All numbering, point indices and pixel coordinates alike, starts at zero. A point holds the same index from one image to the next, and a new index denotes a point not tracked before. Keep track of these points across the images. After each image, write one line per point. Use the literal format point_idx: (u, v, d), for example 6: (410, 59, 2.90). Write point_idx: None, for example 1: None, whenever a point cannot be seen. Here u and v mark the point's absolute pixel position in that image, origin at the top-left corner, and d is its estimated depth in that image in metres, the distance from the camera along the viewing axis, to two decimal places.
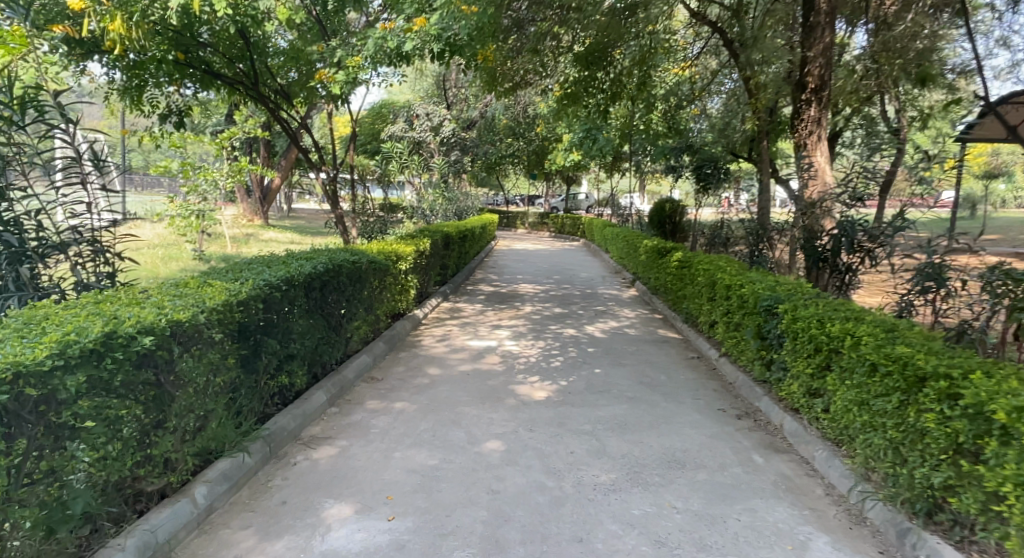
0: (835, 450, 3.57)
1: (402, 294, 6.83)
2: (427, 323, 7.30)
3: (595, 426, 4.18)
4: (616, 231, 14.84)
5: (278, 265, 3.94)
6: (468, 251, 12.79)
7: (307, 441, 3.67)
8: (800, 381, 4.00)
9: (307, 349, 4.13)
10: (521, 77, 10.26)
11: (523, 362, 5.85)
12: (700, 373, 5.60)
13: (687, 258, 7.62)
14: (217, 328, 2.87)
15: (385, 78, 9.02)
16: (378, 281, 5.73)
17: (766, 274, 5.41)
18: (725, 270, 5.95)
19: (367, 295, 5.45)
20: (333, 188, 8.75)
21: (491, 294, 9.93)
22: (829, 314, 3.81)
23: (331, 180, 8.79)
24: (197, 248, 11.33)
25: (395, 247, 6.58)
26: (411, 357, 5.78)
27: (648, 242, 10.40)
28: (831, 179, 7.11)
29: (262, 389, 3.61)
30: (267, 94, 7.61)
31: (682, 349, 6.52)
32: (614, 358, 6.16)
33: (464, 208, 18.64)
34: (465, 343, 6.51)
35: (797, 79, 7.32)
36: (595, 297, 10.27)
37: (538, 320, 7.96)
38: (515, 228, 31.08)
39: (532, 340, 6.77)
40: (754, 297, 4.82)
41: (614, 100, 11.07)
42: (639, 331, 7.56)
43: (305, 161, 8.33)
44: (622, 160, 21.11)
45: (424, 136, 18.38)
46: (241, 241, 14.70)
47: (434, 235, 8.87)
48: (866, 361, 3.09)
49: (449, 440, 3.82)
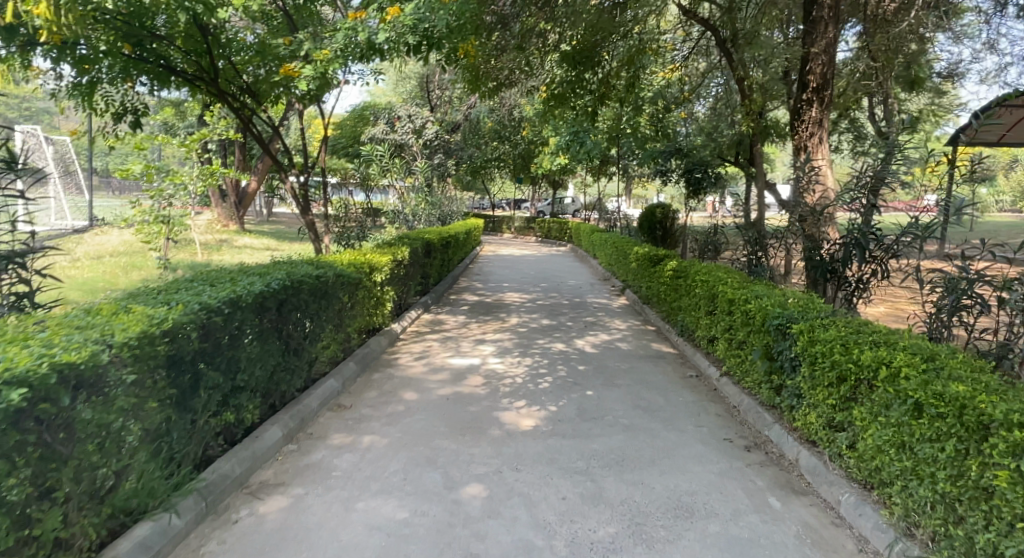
0: (864, 494, 3.12)
1: (377, 308, 6.30)
2: (405, 339, 6.78)
3: (588, 463, 3.69)
4: (605, 237, 14.45)
5: (223, 283, 3.41)
6: (452, 258, 12.27)
7: (254, 490, 3.13)
8: (819, 412, 3.57)
9: (261, 378, 3.61)
10: (505, 76, 9.78)
11: (508, 383, 5.35)
12: (702, 395, 5.14)
13: (682, 268, 7.18)
14: (131, 367, 2.36)
15: (363, 76, 8.50)
16: (348, 296, 5.21)
17: (771, 287, 4.99)
18: (726, 282, 5.52)
19: (336, 312, 4.93)
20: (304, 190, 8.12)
21: (475, 305, 9.43)
22: (855, 338, 3.37)
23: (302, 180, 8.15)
24: (163, 256, 10.69)
25: (368, 257, 6.06)
26: (385, 378, 5.25)
27: (639, 250, 9.95)
28: (832, 183, 6.74)
29: (201, 430, 3.08)
30: (230, 92, 7.04)
31: (679, 367, 6.06)
32: (607, 377, 5.69)
33: (448, 212, 18.13)
34: (446, 361, 6.00)
35: (797, 78, 6.95)
36: (584, 306, 9.82)
37: (524, 334, 7.47)
38: (501, 233, 30.61)
39: (518, 357, 6.28)
40: (762, 314, 4.37)
41: (603, 101, 10.58)
42: (632, 346, 7.09)
43: (274, 161, 7.75)
44: (609, 163, 20.73)
45: (406, 138, 17.85)
46: (214, 248, 14.03)
47: (413, 242, 8.36)
48: (909, 399, 2.65)
49: (422, 485, 3.31)
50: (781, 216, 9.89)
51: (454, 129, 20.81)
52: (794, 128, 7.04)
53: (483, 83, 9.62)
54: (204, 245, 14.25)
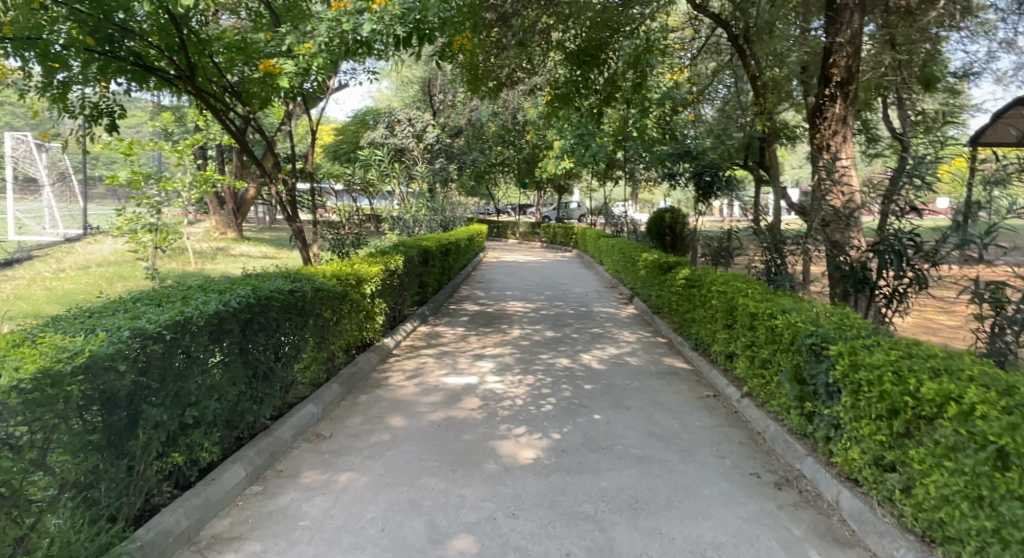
0: (925, 551, 2.61)
1: (368, 321, 5.84)
2: (398, 355, 6.32)
3: (596, 506, 3.21)
4: (612, 242, 13.98)
5: (171, 303, 2.96)
6: (452, 266, 11.82)
7: (204, 547, 2.68)
8: (863, 448, 3.07)
9: (221, 410, 3.17)
10: (506, 75, 9.29)
11: (508, 406, 4.88)
12: (722, 420, 4.64)
13: (696, 276, 6.70)
14: (26, 416, 1.93)
15: (355, 77, 8.09)
16: (332, 310, 4.76)
17: (798, 300, 4.50)
18: (747, 293, 5.04)
19: (316, 329, 4.47)
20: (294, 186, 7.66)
21: (476, 315, 8.96)
22: (908, 363, 2.88)
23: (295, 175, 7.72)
24: (151, 266, 10.30)
25: (356, 267, 5.60)
26: (372, 401, 4.80)
27: (648, 256, 9.47)
28: (858, 184, 6.24)
29: (141, 478, 2.63)
30: (212, 92, 6.62)
31: (695, 386, 5.57)
32: (616, 398, 5.20)
33: (450, 218, 17.70)
34: (441, 380, 5.53)
35: (819, 72, 6.46)
36: (590, 316, 9.33)
37: (526, 348, 6.98)
38: (506, 239, 30.18)
39: (519, 375, 5.80)
40: (792, 331, 3.88)
41: (609, 101, 10.11)
42: (643, 360, 6.60)
43: (259, 162, 7.30)
44: (615, 167, 20.25)
45: (406, 142, 17.46)
46: (208, 256, 13.67)
47: (409, 250, 7.91)
48: (991, 446, 2.18)
49: (401, 538, 2.83)
50: (798, 219, 9.35)
51: (456, 133, 20.40)
52: (814, 126, 6.56)
53: (483, 83, 9.14)
54: (198, 254, 13.91)
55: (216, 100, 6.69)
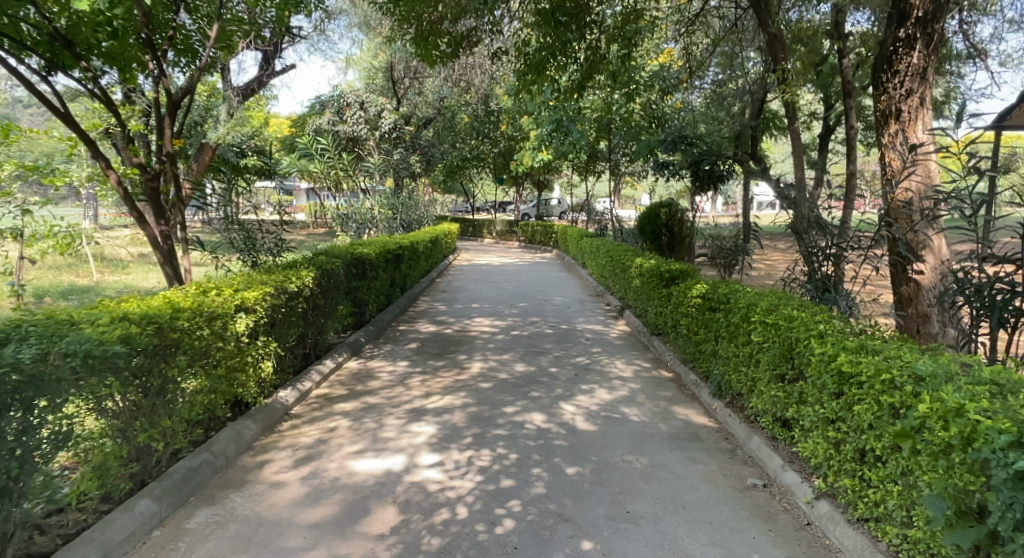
0: None
1: (244, 374, 3.89)
2: (299, 414, 4.39)
3: None
4: (597, 244, 12.22)
5: None
6: (406, 275, 9.88)
7: None
8: None
9: None
10: (468, 36, 7.28)
11: (442, 524, 2.97)
12: (791, 547, 2.82)
13: (718, 295, 4.87)
14: None
15: (297, 13, 6.72)
16: (136, 374, 2.85)
17: (925, 354, 2.70)
18: (824, 336, 3.22)
19: (86, 418, 2.55)
20: (155, 164, 5.09)
21: (428, 340, 7.06)
22: None
23: (173, 145, 5.17)
24: (17, 282, 8.09)
25: (214, 299, 3.65)
26: (211, 525, 2.87)
27: (643, 262, 7.68)
28: (937, 169, 4.53)
29: None
30: (7, 39, 4.65)
31: (730, 465, 3.75)
32: (618, 494, 3.33)
33: (414, 219, 15.76)
34: (349, 465, 3.59)
35: (891, 8, 4.66)
36: (572, 337, 7.51)
37: (485, 396, 5.04)
38: (481, 238, 28.22)
39: (470, 449, 3.89)
40: (957, 430, 2.05)
41: (591, 74, 8.26)
42: (649, 411, 4.77)
43: (97, 147, 4.60)
44: (598, 158, 18.40)
45: (360, 130, 14.82)
46: (118, 266, 11.49)
47: (333, 260, 5.99)
48: None
49: None
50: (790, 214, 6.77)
51: (423, 123, 18.44)
52: (878, 84, 4.78)
53: (435, 43, 7.08)
54: (107, 263, 11.68)
55: (21, 48, 4.65)
